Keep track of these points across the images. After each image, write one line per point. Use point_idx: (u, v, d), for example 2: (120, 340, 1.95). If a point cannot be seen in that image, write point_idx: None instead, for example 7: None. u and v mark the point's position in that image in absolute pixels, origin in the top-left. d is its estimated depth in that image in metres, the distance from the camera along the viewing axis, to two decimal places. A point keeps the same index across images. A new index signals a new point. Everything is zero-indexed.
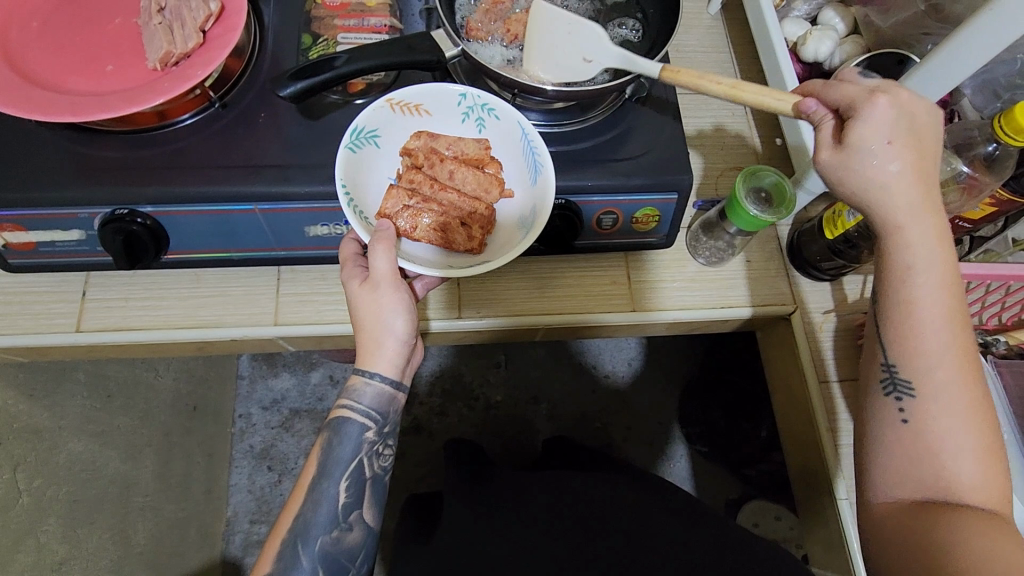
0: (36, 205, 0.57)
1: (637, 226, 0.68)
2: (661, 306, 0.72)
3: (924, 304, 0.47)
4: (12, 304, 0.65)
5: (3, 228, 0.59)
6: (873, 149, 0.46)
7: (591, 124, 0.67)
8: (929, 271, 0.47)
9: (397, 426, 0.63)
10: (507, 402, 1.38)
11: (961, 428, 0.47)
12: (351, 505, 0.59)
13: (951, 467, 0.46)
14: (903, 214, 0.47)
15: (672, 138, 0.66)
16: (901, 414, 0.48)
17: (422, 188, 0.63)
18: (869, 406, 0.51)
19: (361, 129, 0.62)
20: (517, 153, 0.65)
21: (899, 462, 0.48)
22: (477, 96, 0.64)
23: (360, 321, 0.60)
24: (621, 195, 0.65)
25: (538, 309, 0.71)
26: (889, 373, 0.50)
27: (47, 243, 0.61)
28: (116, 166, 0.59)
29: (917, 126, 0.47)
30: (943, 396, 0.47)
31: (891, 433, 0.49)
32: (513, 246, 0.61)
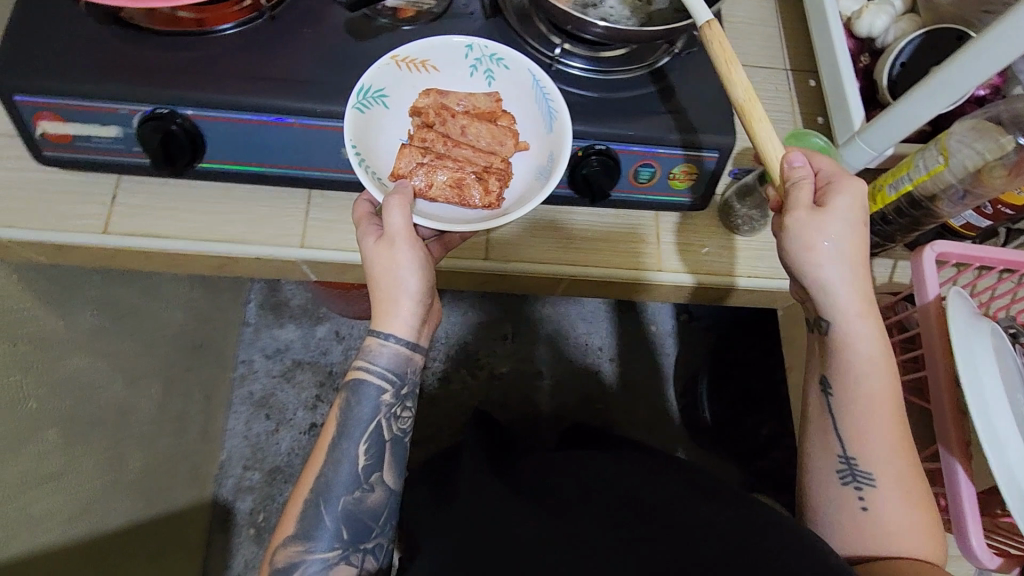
0: (78, 95, 0.57)
1: (673, 183, 0.67)
2: (686, 270, 0.72)
3: (863, 395, 0.55)
4: (39, 201, 0.64)
5: (42, 115, 0.58)
6: (823, 231, 0.53)
7: (636, 75, 0.66)
8: (874, 367, 0.55)
9: (416, 388, 0.62)
10: (509, 373, 1.38)
11: (907, 504, 0.53)
12: (372, 466, 0.59)
13: (900, 536, 0.53)
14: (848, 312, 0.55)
15: (716, 96, 0.66)
16: (859, 498, 0.54)
17: (435, 146, 0.62)
18: (829, 491, 0.56)
19: (367, 89, 0.60)
20: (529, 108, 0.65)
21: (859, 538, 0.54)
22: (485, 47, 0.64)
23: (374, 286, 0.59)
24: (661, 148, 0.64)
25: (563, 260, 0.71)
26: (849, 465, 0.55)
27: (84, 138, 0.60)
28: (158, 66, 0.59)
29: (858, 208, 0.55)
30: (893, 477, 0.54)
31: (849, 514, 0.55)
32: (535, 196, 0.60)
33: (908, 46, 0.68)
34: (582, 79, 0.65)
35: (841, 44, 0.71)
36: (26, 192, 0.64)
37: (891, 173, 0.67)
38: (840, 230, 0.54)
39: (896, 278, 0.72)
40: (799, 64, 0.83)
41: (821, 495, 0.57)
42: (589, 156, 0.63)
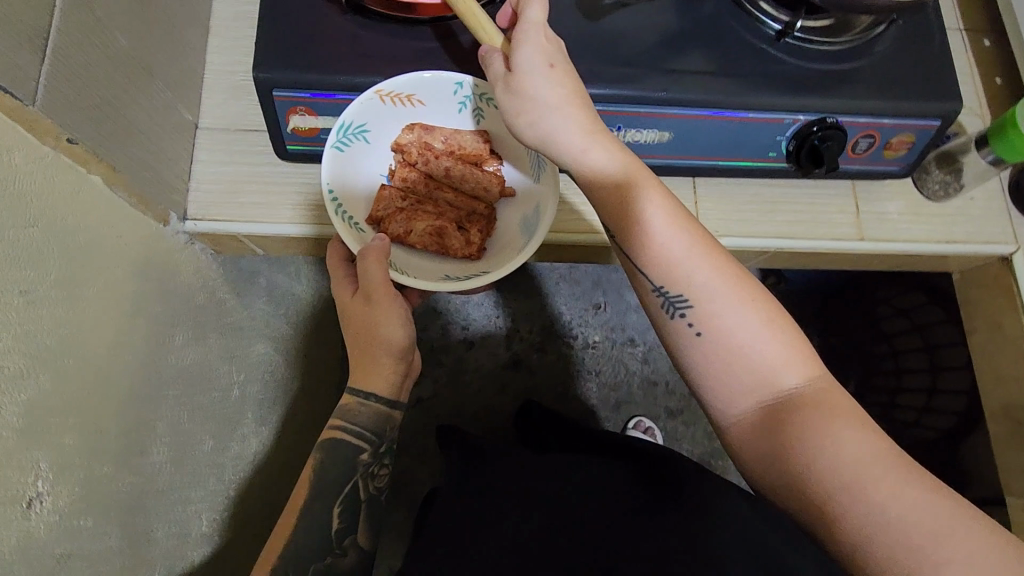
0: (339, 89, 0.57)
1: (887, 152, 0.68)
2: (883, 237, 0.73)
3: (673, 247, 0.51)
4: (271, 194, 0.65)
5: (296, 110, 0.59)
6: (537, 68, 0.51)
7: (839, 49, 0.65)
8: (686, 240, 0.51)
9: (393, 444, 0.67)
10: (604, 342, 1.37)
11: (763, 335, 0.49)
12: (345, 531, 0.62)
13: (784, 387, 0.48)
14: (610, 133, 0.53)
15: (939, 61, 0.65)
16: (692, 328, 0.50)
17: (417, 188, 0.66)
18: (662, 329, 0.52)
19: (350, 125, 0.59)
20: (519, 150, 0.65)
21: (710, 380, 0.50)
22: (475, 87, 0.61)
23: (353, 338, 0.62)
24: (887, 119, 0.64)
25: (767, 233, 0.73)
26: (669, 300, 0.51)
27: (330, 131, 0.61)
28: (405, 57, 0.59)
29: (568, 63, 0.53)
30: (712, 295, 0.50)
31: (687, 347, 0.51)
32: (515, 252, 0.62)
33: None
34: (795, 49, 0.64)
35: None
36: (258, 185, 0.65)
37: None
38: (550, 58, 0.52)
39: None
40: (974, 23, 0.80)
41: (679, 355, 0.52)
42: (816, 130, 0.64)
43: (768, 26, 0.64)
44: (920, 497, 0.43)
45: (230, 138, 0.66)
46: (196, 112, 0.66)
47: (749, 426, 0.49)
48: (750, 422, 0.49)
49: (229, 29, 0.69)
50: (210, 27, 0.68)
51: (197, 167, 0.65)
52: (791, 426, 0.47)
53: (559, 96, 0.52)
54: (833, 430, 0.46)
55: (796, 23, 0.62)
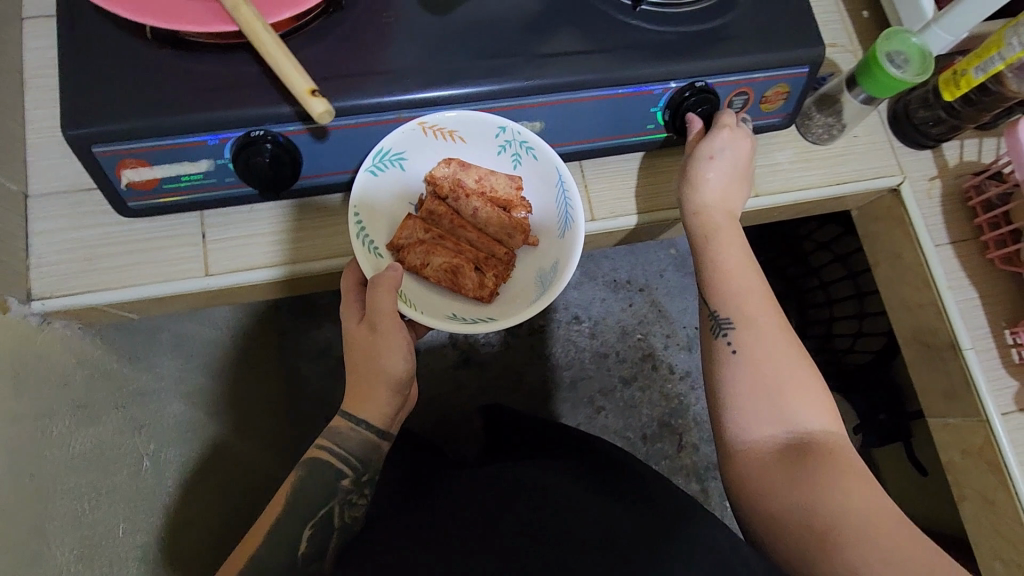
0: (162, 134, 0.51)
1: (765, 106, 0.67)
2: (777, 190, 0.73)
3: (743, 277, 0.63)
4: (129, 255, 0.60)
5: (127, 164, 0.53)
6: (703, 158, 0.64)
7: (700, 7, 0.63)
8: (752, 283, 0.63)
9: (375, 475, 0.64)
10: (546, 328, 1.36)
11: (789, 372, 0.58)
12: (312, 555, 0.60)
13: (800, 422, 0.57)
14: (706, 201, 0.65)
15: (797, 7, 0.64)
16: (729, 344, 0.60)
17: (442, 221, 0.65)
18: (708, 350, 0.62)
19: (386, 152, 0.60)
20: (550, 194, 0.65)
21: (734, 392, 0.59)
22: (516, 133, 0.62)
23: (353, 365, 0.60)
24: (757, 73, 0.63)
25: (666, 203, 0.72)
26: (715, 319, 0.62)
27: (173, 179, 0.55)
28: (233, 84, 0.53)
29: (746, 163, 0.66)
30: (755, 328, 0.60)
31: (723, 364, 0.60)
32: (524, 304, 0.62)
33: None
34: (652, 17, 0.62)
35: None
36: (112, 248, 0.59)
37: (971, 57, 0.66)
38: (713, 150, 0.64)
39: (966, 158, 0.75)
40: None
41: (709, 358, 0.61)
42: (689, 95, 0.62)
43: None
44: (866, 521, 0.51)
45: (70, 202, 0.60)
46: (22, 178, 0.59)
47: (761, 449, 0.56)
48: (766, 454, 0.56)
49: (46, 79, 0.62)
50: (22, 82, 0.61)
51: (37, 241, 0.59)
52: (794, 467, 0.54)
53: (722, 175, 0.65)
54: (836, 473, 0.53)
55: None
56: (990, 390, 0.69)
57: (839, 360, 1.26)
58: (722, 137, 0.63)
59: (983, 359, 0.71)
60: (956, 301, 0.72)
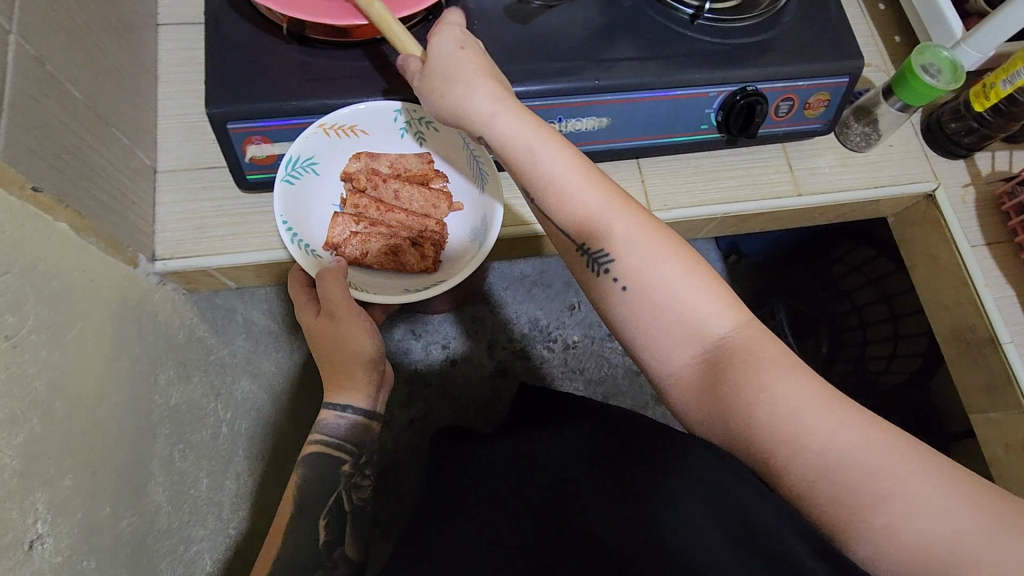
0: (289, 113, 0.60)
1: (808, 112, 0.74)
2: (819, 190, 0.79)
3: (586, 198, 0.52)
4: (239, 225, 0.67)
5: (253, 141, 0.62)
6: (447, 46, 0.55)
7: (751, 22, 0.70)
8: (599, 184, 0.52)
9: (372, 455, 0.68)
10: (583, 340, 1.40)
11: (671, 268, 0.49)
12: (333, 542, 0.62)
13: (702, 323, 0.48)
14: (522, 108, 0.54)
15: (839, 25, 0.71)
16: (616, 281, 0.50)
17: (368, 211, 0.73)
18: (591, 288, 0.52)
19: (297, 159, 0.65)
20: (464, 169, 0.73)
21: (637, 326, 0.50)
22: (413, 114, 0.68)
23: (324, 356, 0.65)
24: (802, 80, 0.70)
25: (716, 199, 0.78)
26: (588, 255, 0.52)
27: (287, 157, 0.64)
28: (350, 75, 0.62)
29: (476, 47, 0.56)
30: (632, 250, 0.50)
31: (618, 304, 0.51)
32: (465, 261, 0.70)
33: None
34: (710, 30, 0.70)
35: None
36: (226, 219, 0.67)
37: (997, 72, 0.72)
38: (461, 41, 0.56)
39: (997, 167, 0.81)
40: None
41: (599, 303, 0.52)
42: (740, 98, 0.69)
43: (681, 11, 0.70)
44: (812, 399, 0.44)
45: (191, 178, 0.68)
46: (153, 156, 0.67)
47: (688, 381, 0.49)
48: (700, 382, 0.48)
49: (176, 76, 0.71)
50: (156, 77, 0.71)
51: (161, 210, 0.66)
52: (727, 374, 0.47)
53: (488, 91, 0.54)
54: (764, 365, 0.46)
55: (705, 6, 0.68)
56: None
57: (873, 380, 1.26)
58: (446, 35, 0.56)
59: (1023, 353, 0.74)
60: (994, 298, 0.76)
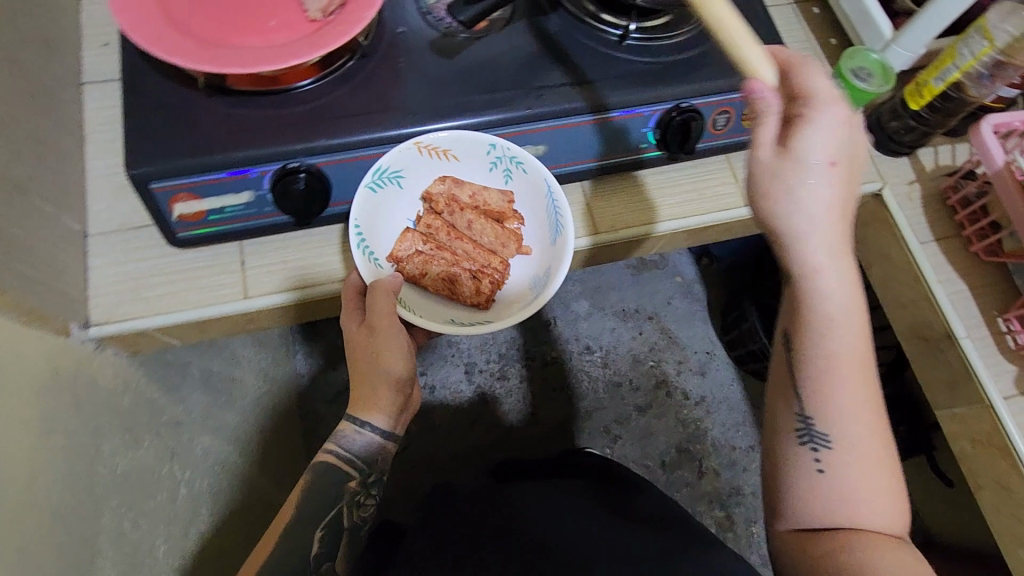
0: (216, 167, 0.59)
1: (746, 123, 0.74)
2: None
3: (838, 337, 0.54)
4: (174, 282, 0.65)
5: (179, 198, 0.60)
6: (813, 164, 0.50)
7: (688, 36, 0.70)
8: (853, 348, 0.54)
9: (381, 474, 0.71)
10: (561, 358, 1.45)
11: (854, 463, 0.53)
12: (323, 557, 0.66)
13: (846, 509, 0.52)
14: (820, 260, 0.52)
15: (768, 36, 0.72)
16: (816, 461, 0.54)
17: (438, 234, 0.74)
18: (784, 448, 0.56)
19: (385, 170, 0.67)
20: (540, 208, 0.73)
21: (795, 499, 0.54)
22: (506, 149, 0.69)
23: (352, 366, 0.64)
24: (735, 93, 0.70)
25: (664, 217, 0.77)
26: (806, 425, 0.55)
27: (217, 211, 0.62)
28: (276, 124, 0.61)
29: (854, 164, 0.52)
30: (846, 436, 0.54)
31: (807, 479, 0.54)
32: (519, 307, 0.69)
33: None
34: (636, 49, 0.69)
35: None
36: (161, 277, 0.65)
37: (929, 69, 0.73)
38: (833, 154, 0.50)
39: (941, 162, 0.81)
40: None
41: (781, 455, 0.56)
42: (676, 115, 0.69)
43: (609, 33, 0.69)
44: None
45: (122, 239, 0.66)
46: (82, 220, 0.66)
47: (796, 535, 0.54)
48: (808, 541, 0.53)
49: (103, 135, 0.70)
50: (83, 138, 0.69)
51: (94, 274, 0.65)
52: (832, 545, 0.51)
53: (836, 196, 0.51)
54: (877, 553, 0.50)
55: (630, 26, 0.68)
56: (990, 376, 0.72)
57: None
58: (841, 135, 0.50)
59: (979, 347, 0.74)
60: (946, 294, 0.76)
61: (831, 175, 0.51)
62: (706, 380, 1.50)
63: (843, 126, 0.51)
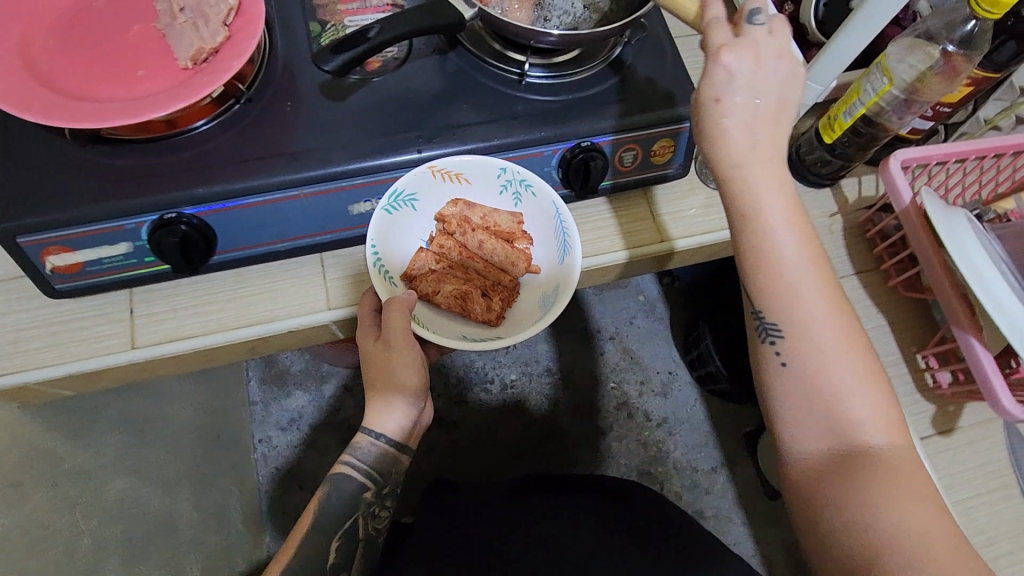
0: (85, 221, 0.57)
1: (655, 159, 0.73)
2: (679, 235, 0.77)
3: (783, 247, 0.51)
4: (58, 333, 0.64)
5: (50, 251, 0.58)
6: (711, 105, 0.52)
7: (596, 71, 0.70)
8: (793, 255, 0.51)
9: (394, 487, 0.69)
10: (520, 380, 1.51)
11: (835, 366, 0.51)
12: (339, 566, 0.67)
13: (846, 417, 0.50)
14: (737, 175, 0.52)
15: (673, 73, 0.70)
16: (778, 357, 0.52)
17: (451, 254, 0.71)
18: (753, 353, 0.55)
19: (401, 192, 0.66)
20: (548, 228, 0.71)
21: (782, 409, 0.53)
22: (517, 172, 0.69)
23: (371, 373, 0.64)
24: (640, 131, 0.68)
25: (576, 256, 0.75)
26: (760, 321, 0.54)
27: (95, 262, 0.60)
28: (153, 172, 0.59)
29: (758, 81, 0.51)
30: (807, 335, 0.52)
31: (776, 378, 0.53)
32: (529, 324, 0.67)
33: None
34: (543, 87, 0.69)
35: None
36: (44, 328, 0.64)
37: (840, 103, 0.71)
38: (719, 90, 0.51)
39: (864, 194, 0.80)
40: None
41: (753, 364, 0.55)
42: (578, 153, 0.67)
43: (510, 72, 0.69)
44: (899, 490, 0.48)
45: (5, 289, 0.64)
46: None
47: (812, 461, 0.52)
48: (815, 463, 0.51)
49: None
50: None
51: None
52: (837, 476, 0.50)
53: (751, 104, 0.51)
54: (882, 479, 0.48)
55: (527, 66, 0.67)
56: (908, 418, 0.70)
57: None
58: (741, 60, 0.51)
59: (897, 387, 0.72)
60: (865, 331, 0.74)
61: (737, 99, 0.51)
62: (666, 402, 1.52)
63: (750, 56, 0.51)
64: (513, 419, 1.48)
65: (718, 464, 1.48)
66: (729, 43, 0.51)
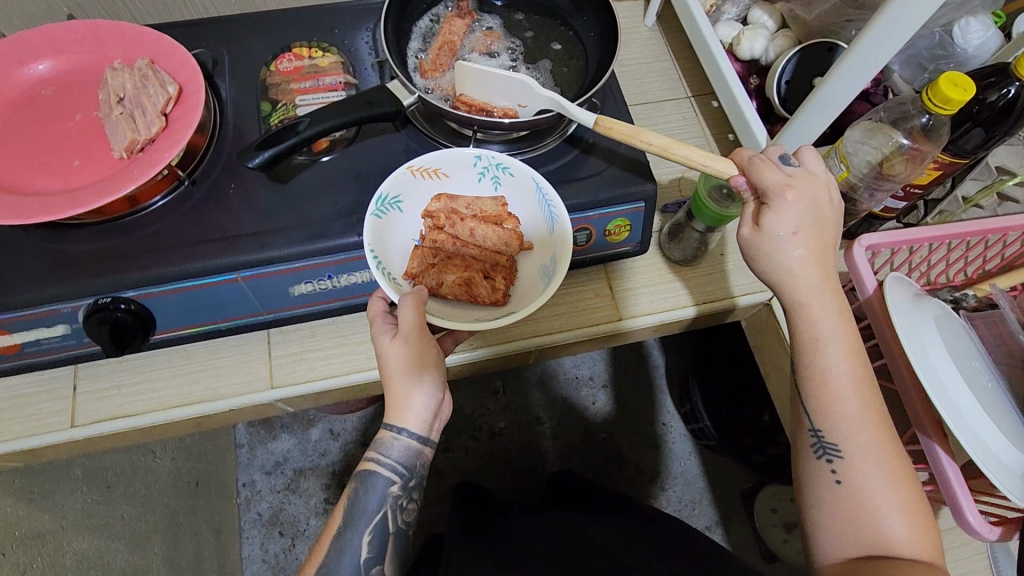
0: (19, 306, 0.57)
1: (610, 238, 0.71)
2: (643, 311, 0.74)
3: (840, 372, 0.51)
4: (2, 410, 0.64)
5: None
6: (785, 236, 0.51)
7: (548, 149, 0.70)
8: (850, 382, 0.50)
9: (423, 479, 0.60)
10: (509, 428, 1.47)
11: (887, 491, 0.48)
12: (373, 559, 0.58)
13: (894, 540, 0.47)
14: (806, 296, 0.51)
15: (629, 150, 0.68)
16: (832, 472, 0.50)
17: (445, 248, 0.65)
18: (802, 463, 0.52)
19: (386, 197, 0.63)
20: (534, 208, 0.66)
21: (832, 523, 0.49)
22: (492, 157, 0.66)
23: (388, 371, 0.56)
24: (592, 211, 0.66)
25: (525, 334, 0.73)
26: (817, 437, 0.51)
27: (32, 343, 0.61)
28: (94, 256, 0.59)
29: (827, 223, 0.52)
30: (868, 458, 0.49)
31: (826, 494, 0.50)
32: (535, 296, 0.61)
33: (787, 66, 0.74)
34: None
35: (729, 65, 0.75)
36: None
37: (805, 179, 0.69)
38: (794, 224, 0.51)
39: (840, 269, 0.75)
40: (701, 88, 0.87)
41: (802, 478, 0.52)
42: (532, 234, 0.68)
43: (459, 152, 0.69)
44: None
45: None
46: None
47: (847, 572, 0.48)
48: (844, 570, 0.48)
49: None
50: None
51: None
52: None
53: (809, 247, 0.51)
54: None
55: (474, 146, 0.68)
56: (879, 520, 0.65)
57: None
58: (810, 202, 0.51)
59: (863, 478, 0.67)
60: None
61: (800, 241, 0.51)
62: (661, 454, 1.47)
63: (805, 199, 0.51)
64: (499, 469, 1.44)
65: (712, 523, 1.42)
66: (794, 183, 0.51)
